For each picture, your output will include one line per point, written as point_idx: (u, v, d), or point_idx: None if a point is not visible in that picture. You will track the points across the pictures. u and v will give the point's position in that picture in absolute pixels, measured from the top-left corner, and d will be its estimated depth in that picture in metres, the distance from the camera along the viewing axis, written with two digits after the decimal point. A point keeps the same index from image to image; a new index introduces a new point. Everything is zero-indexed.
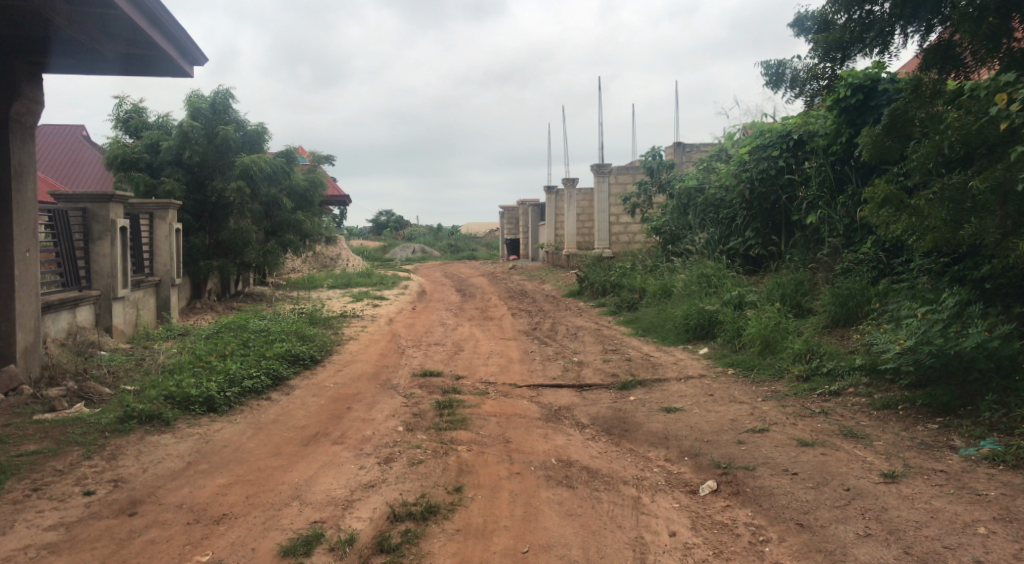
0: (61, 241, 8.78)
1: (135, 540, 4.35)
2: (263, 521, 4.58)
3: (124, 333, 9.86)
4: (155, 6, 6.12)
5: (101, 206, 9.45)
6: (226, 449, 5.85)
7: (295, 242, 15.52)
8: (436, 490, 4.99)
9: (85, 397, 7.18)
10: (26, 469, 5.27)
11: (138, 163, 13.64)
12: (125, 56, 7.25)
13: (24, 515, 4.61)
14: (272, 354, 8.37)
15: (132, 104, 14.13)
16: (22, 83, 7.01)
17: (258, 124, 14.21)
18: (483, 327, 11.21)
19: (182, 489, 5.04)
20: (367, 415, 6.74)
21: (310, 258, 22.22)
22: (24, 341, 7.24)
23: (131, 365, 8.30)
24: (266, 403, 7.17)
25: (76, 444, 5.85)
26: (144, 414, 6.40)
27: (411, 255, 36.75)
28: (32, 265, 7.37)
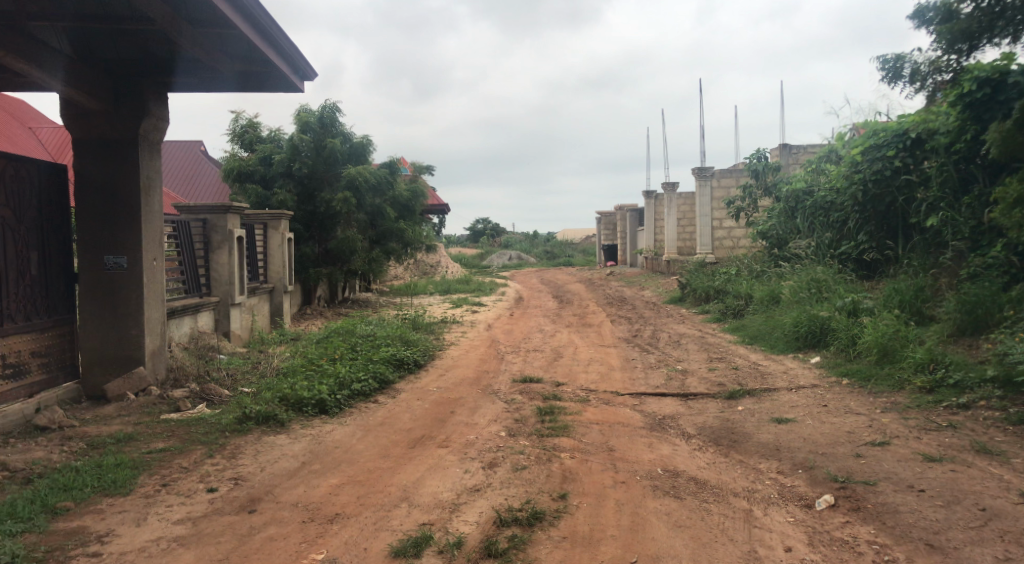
0: (183, 250, 9.31)
1: (255, 536, 4.52)
2: (374, 522, 4.69)
3: (241, 338, 10.38)
4: (272, 27, 6.43)
5: (219, 217, 9.98)
6: (337, 450, 6.05)
7: (398, 249, 15.91)
8: (541, 497, 4.99)
9: (206, 398, 7.58)
10: (156, 466, 5.60)
11: (253, 175, 14.40)
12: (242, 73, 7.62)
13: (155, 508, 4.87)
14: (379, 358, 8.62)
15: (248, 118, 14.88)
16: (150, 102, 7.48)
17: (364, 137, 14.63)
18: (582, 334, 11.17)
19: (298, 488, 5.23)
20: (470, 420, 6.81)
21: (411, 266, 22.80)
22: (152, 344, 7.72)
23: (247, 368, 8.71)
24: (373, 406, 7.39)
25: (200, 442, 6.17)
26: (260, 415, 6.70)
27: (509, 262, 37.10)
28: (159, 274, 7.82)
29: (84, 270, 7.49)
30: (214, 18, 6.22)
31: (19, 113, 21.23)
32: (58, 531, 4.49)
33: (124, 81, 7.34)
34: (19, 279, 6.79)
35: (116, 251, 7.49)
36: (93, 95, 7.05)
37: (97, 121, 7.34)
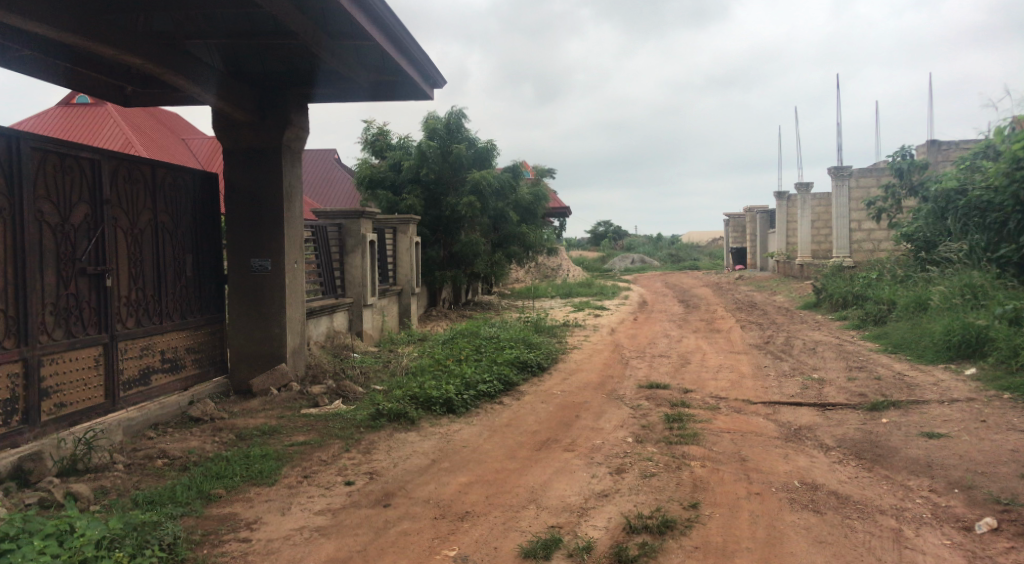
0: (321, 253, 9.78)
1: (390, 530, 4.62)
2: (504, 522, 4.72)
3: (372, 337, 10.79)
4: (406, 37, 6.63)
5: (353, 221, 10.43)
6: (465, 449, 6.15)
7: (520, 253, 16.05)
8: (672, 505, 4.88)
9: (342, 394, 7.92)
10: (298, 458, 5.90)
11: (383, 182, 15.08)
12: (376, 82, 7.90)
13: (298, 498, 5.11)
14: (504, 359, 8.73)
15: (379, 126, 15.50)
16: (292, 113, 7.90)
17: (489, 142, 14.85)
18: (710, 340, 10.87)
19: (430, 485, 5.36)
20: (595, 424, 6.76)
21: (533, 269, 22.98)
22: (293, 343, 8.14)
23: (379, 367, 9.04)
24: (499, 407, 7.47)
25: (337, 437, 6.45)
26: (392, 412, 6.93)
27: (631, 265, 36.70)
28: (299, 276, 8.25)
29: (232, 272, 7.98)
30: (353, 29, 6.47)
31: (174, 125, 22.98)
32: (212, 516, 4.75)
33: (269, 94, 7.79)
34: (177, 279, 7.32)
35: (262, 254, 7.96)
36: (242, 108, 7.49)
37: (245, 131, 7.82)
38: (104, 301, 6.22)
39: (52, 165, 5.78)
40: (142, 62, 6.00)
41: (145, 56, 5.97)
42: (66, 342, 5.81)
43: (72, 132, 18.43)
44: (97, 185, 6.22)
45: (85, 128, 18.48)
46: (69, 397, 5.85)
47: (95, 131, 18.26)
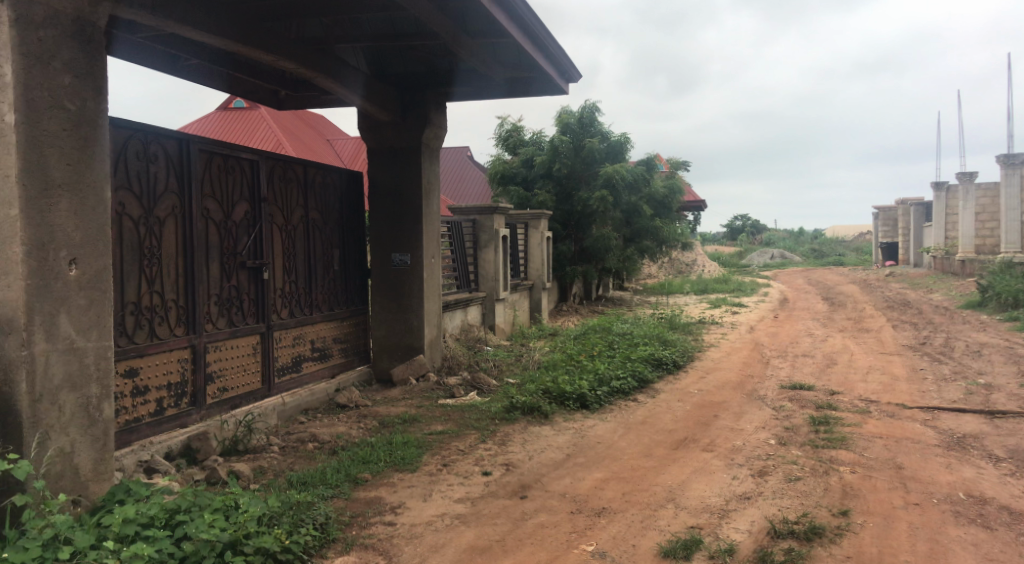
0: (456, 248, 10.02)
1: (528, 521, 4.65)
2: (642, 520, 4.65)
3: (504, 331, 10.95)
4: (543, 33, 6.66)
5: (487, 217, 10.62)
6: (601, 445, 6.11)
7: (653, 248, 15.77)
8: (821, 512, 4.64)
9: (477, 386, 8.07)
10: (437, 446, 6.07)
11: (516, 177, 15.38)
12: (512, 79, 7.99)
13: (438, 486, 5.25)
14: (638, 356, 8.61)
15: (512, 123, 15.72)
16: (431, 112, 8.13)
17: (622, 134, 14.61)
18: (859, 340, 10.27)
19: (566, 479, 5.36)
20: (735, 425, 6.55)
21: (666, 265, 22.59)
22: (430, 335, 8.39)
23: (512, 360, 9.16)
24: (634, 404, 7.38)
25: (473, 428, 6.59)
26: (526, 405, 7.00)
27: (770, 260, 35.31)
28: (436, 270, 8.49)
29: (375, 266, 8.32)
30: (491, 27, 6.56)
31: (319, 127, 24.23)
32: (360, 499, 4.96)
33: (410, 94, 8.05)
34: (325, 273, 7.72)
35: (402, 250, 8.24)
36: (385, 108, 7.78)
37: (388, 131, 8.12)
38: (261, 293, 6.65)
39: (217, 166, 6.21)
40: (295, 67, 6.33)
41: (296, 60, 6.29)
42: (228, 330, 6.23)
43: (230, 134, 19.83)
44: (255, 184, 6.64)
45: (241, 130, 19.86)
46: (231, 382, 6.28)
47: (250, 134, 19.56)
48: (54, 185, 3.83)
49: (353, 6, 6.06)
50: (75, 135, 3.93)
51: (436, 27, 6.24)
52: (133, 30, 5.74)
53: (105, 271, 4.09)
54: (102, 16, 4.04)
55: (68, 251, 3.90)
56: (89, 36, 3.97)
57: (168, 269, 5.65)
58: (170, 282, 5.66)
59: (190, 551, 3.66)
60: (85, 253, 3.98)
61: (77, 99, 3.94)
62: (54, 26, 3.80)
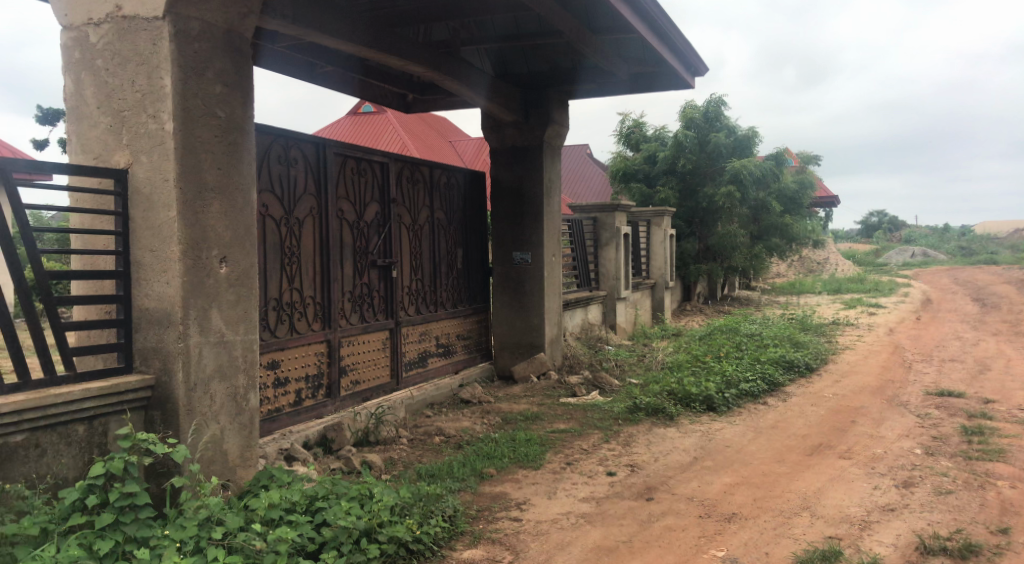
0: (577, 247, 10.01)
1: (655, 523, 4.56)
2: (775, 527, 4.46)
3: (626, 330, 10.84)
4: (669, 28, 6.53)
5: (608, 215, 10.55)
6: (729, 449, 5.92)
7: (782, 246, 15.18)
8: (975, 528, 4.30)
9: (599, 386, 8.01)
10: (560, 445, 6.07)
11: (638, 174, 15.28)
12: (635, 75, 7.89)
13: (563, 484, 5.24)
14: (767, 358, 8.29)
15: (634, 120, 15.57)
16: (553, 110, 8.15)
17: (750, 129, 14.20)
18: (1016, 344, 9.47)
19: (693, 482, 5.23)
20: (875, 432, 6.18)
21: (796, 263, 21.71)
22: (551, 333, 8.42)
23: (634, 360, 9.04)
24: (764, 407, 7.10)
25: (596, 427, 6.54)
26: (650, 407, 6.90)
27: (911, 259, 33.18)
28: (557, 268, 8.51)
29: (497, 264, 8.43)
30: (618, 24, 6.50)
31: (442, 129, 24.81)
32: (486, 493, 5.03)
33: (533, 93, 8.10)
34: (449, 271, 7.89)
35: (523, 248, 8.30)
36: (508, 108, 7.85)
37: (510, 131, 8.20)
38: (390, 290, 6.88)
39: (350, 169, 6.46)
40: (422, 70, 6.48)
41: (424, 63, 6.43)
42: (360, 325, 6.48)
43: (359, 139, 20.65)
44: (384, 185, 6.87)
45: (368, 133, 20.66)
46: (363, 375, 6.53)
47: (378, 138, 20.28)
48: (208, 188, 4.09)
49: (480, 9, 6.15)
50: (224, 141, 4.18)
51: (562, 26, 6.25)
52: (274, 40, 6.04)
53: (250, 270, 4.35)
54: (248, 28, 4.28)
55: (219, 250, 4.16)
56: (237, 47, 4.23)
57: (306, 267, 5.93)
58: (308, 279, 5.94)
59: (329, 537, 3.82)
60: (233, 252, 4.23)
61: (226, 107, 4.19)
62: (207, 39, 4.06)
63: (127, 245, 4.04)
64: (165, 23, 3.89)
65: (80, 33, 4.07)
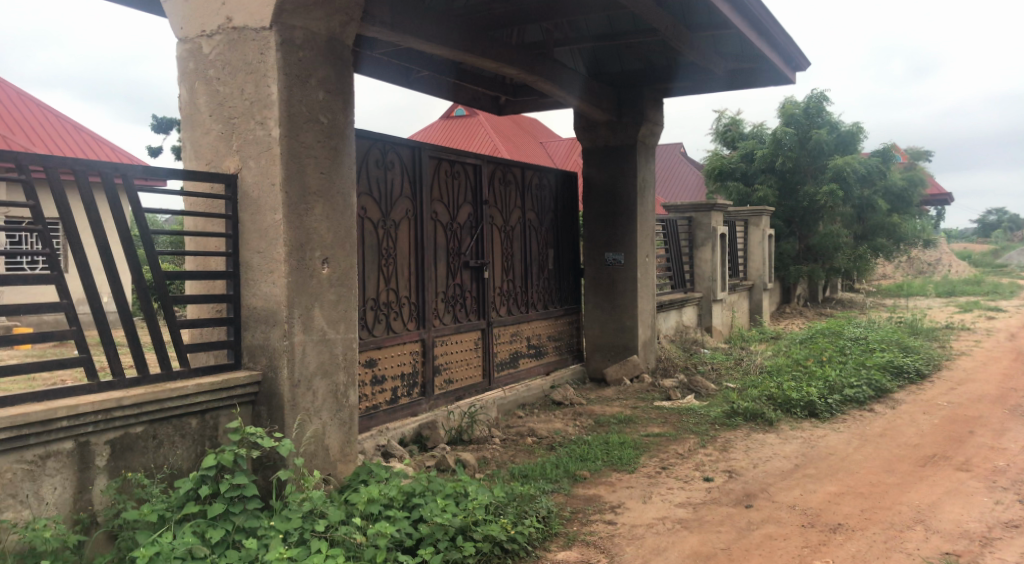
0: (671, 247, 9.84)
1: (755, 531, 4.42)
2: (885, 540, 4.25)
3: (722, 333, 10.58)
4: (770, 23, 6.34)
5: (703, 214, 10.34)
6: (833, 456, 5.68)
7: (889, 246, 14.48)
8: None
9: (694, 389, 7.84)
10: (655, 449, 5.97)
11: (734, 172, 14.95)
12: (733, 71, 7.70)
13: (658, 489, 5.15)
14: (874, 363, 7.92)
15: (730, 117, 15.27)
16: (647, 109, 8.04)
17: (854, 124, 13.65)
18: None
19: (795, 490, 5.04)
20: (996, 443, 5.80)
21: (904, 264, 20.69)
22: (644, 335, 8.31)
23: (731, 364, 8.80)
24: (871, 414, 6.78)
25: (692, 432, 6.40)
26: (748, 412, 6.70)
27: None
28: (650, 270, 8.39)
29: (589, 265, 8.38)
30: (716, 19, 6.35)
31: (533, 130, 24.90)
32: (579, 495, 5.00)
33: (627, 92, 8.02)
34: (541, 272, 7.89)
35: (616, 249, 8.22)
36: (602, 108, 7.79)
37: (604, 131, 8.14)
38: (482, 291, 6.94)
39: (444, 171, 6.56)
40: (516, 72, 6.52)
41: (519, 65, 6.46)
42: (453, 326, 6.56)
43: (452, 141, 20.97)
44: (477, 187, 6.94)
45: (460, 136, 20.95)
46: (455, 374, 6.61)
47: (470, 140, 20.53)
48: (311, 192, 4.23)
49: (573, 9, 6.13)
50: (327, 146, 4.32)
51: (658, 24, 6.16)
52: (373, 46, 6.20)
53: (350, 271, 4.47)
54: (349, 36, 4.42)
55: (321, 251, 4.29)
56: (338, 55, 4.37)
57: (402, 269, 6.05)
58: (403, 280, 6.06)
59: (426, 533, 3.88)
60: (334, 253, 4.36)
61: (328, 113, 4.33)
62: (311, 48, 4.21)
63: (237, 246, 4.22)
64: (272, 33, 4.04)
65: (194, 45, 4.28)
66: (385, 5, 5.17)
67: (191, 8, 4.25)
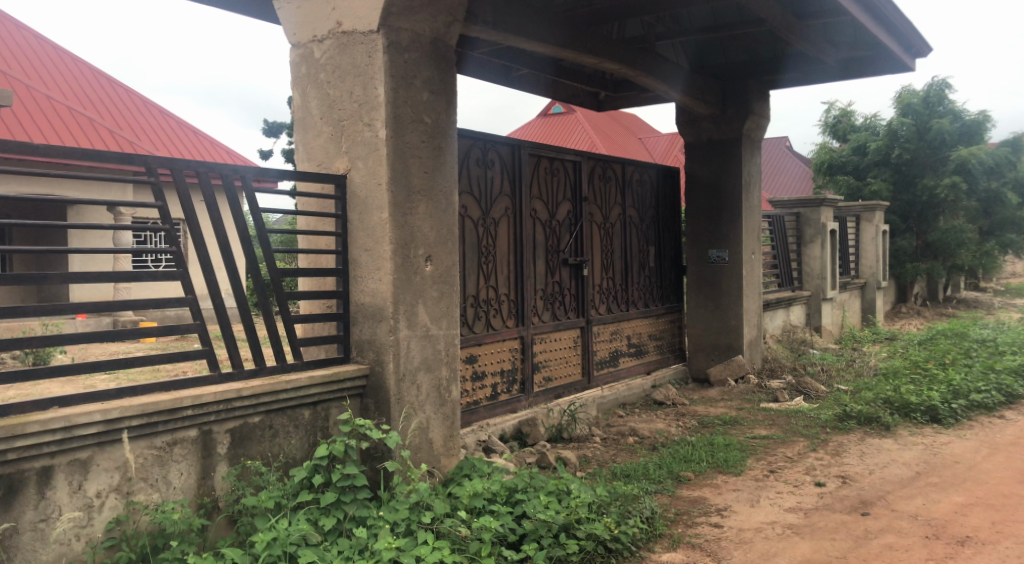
0: (778, 244, 9.52)
1: (873, 541, 4.21)
2: (1020, 556, 3.96)
3: (832, 333, 10.16)
4: (889, 8, 6.02)
5: (812, 210, 9.95)
6: (958, 465, 5.35)
7: (1019, 242, 13.56)
8: None
9: (803, 391, 7.55)
10: (763, 451, 5.79)
11: (846, 166, 14.38)
12: (846, 60, 7.37)
13: (767, 493, 4.98)
14: (1003, 367, 7.40)
15: (841, 108, 14.73)
16: (753, 101, 7.80)
17: (981, 112, 12.88)
18: None
19: (916, 499, 4.77)
20: None
21: None
22: (749, 335, 8.07)
23: (843, 365, 8.43)
24: (1000, 421, 6.34)
25: (801, 435, 6.17)
26: (862, 415, 6.39)
27: None
28: (756, 267, 8.13)
29: (691, 263, 8.20)
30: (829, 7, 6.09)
31: (631, 127, 24.59)
32: (684, 497, 4.90)
33: (731, 85, 7.80)
34: (641, 270, 7.78)
35: (719, 246, 8.01)
36: (705, 102, 7.61)
37: (707, 125, 7.96)
38: (582, 289, 6.91)
39: (544, 168, 6.56)
40: (618, 67, 6.45)
41: (620, 60, 6.40)
42: (552, 323, 6.56)
43: (549, 139, 20.98)
44: (577, 184, 6.91)
45: (557, 134, 20.94)
46: (555, 372, 6.60)
47: (567, 138, 20.47)
48: (415, 191, 4.31)
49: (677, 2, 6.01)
50: (431, 145, 4.39)
51: (766, 14, 5.96)
52: (474, 46, 6.27)
53: (452, 267, 4.54)
54: (452, 36, 4.48)
55: (425, 249, 4.37)
56: (442, 55, 4.43)
57: (502, 266, 6.09)
58: (503, 277, 6.10)
59: (530, 529, 3.89)
60: (437, 251, 4.43)
61: (432, 113, 4.40)
62: (416, 49, 4.29)
63: (345, 245, 4.35)
64: (380, 36, 4.14)
65: (306, 50, 4.44)
66: (487, 5, 5.21)
67: (304, 14, 4.41)
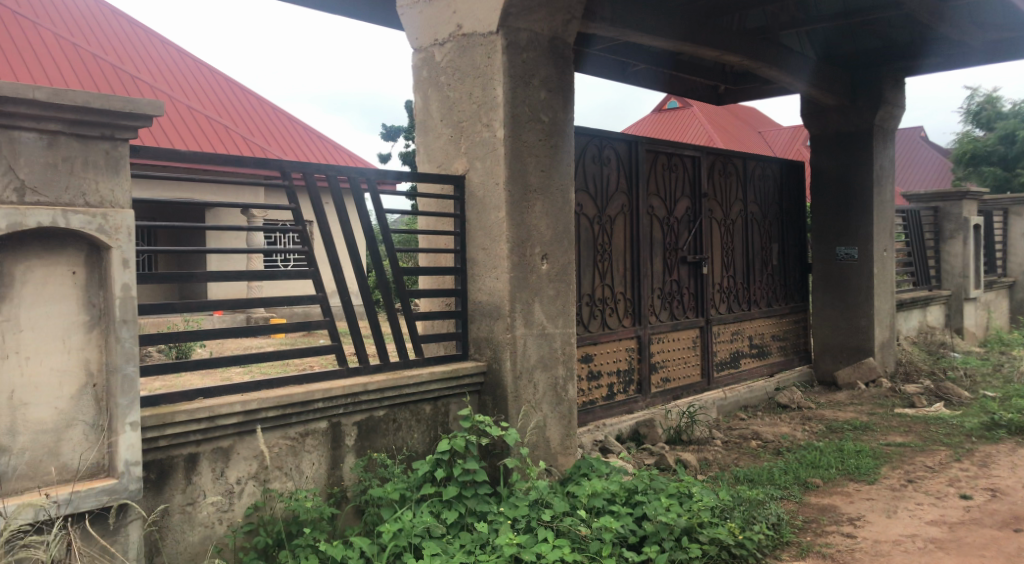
0: (914, 241, 8.97)
1: None
2: None
3: (976, 335, 9.47)
4: None
5: (953, 204, 9.30)
6: None
7: None
8: None
9: (943, 397, 7.05)
10: (900, 459, 5.45)
11: (990, 156, 14.00)
12: (993, 44, 6.83)
13: (905, 503, 4.68)
14: None
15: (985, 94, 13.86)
16: (886, 90, 7.37)
17: None
18: None
19: None
20: None
21: None
22: (881, 336, 7.63)
23: (989, 370, 7.84)
24: None
25: (943, 443, 5.78)
26: (1013, 424, 5.91)
27: None
28: (889, 265, 7.68)
29: (817, 260, 7.83)
30: None
31: (751, 120, 23.80)
32: (813, 504, 4.68)
33: (863, 74, 7.41)
34: (764, 268, 7.51)
35: (848, 242, 7.61)
36: (833, 92, 7.26)
37: (834, 116, 7.59)
38: (701, 287, 6.74)
39: (662, 165, 6.45)
40: (739, 59, 6.24)
41: (742, 52, 6.19)
42: (670, 323, 6.43)
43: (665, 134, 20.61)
44: (696, 180, 6.74)
45: (673, 129, 20.55)
46: (673, 373, 6.47)
47: (683, 132, 20.06)
48: (532, 190, 4.33)
49: None
50: (548, 144, 4.40)
51: None
52: (592, 43, 6.24)
53: (568, 267, 4.53)
54: (570, 34, 4.48)
55: (542, 248, 4.38)
56: (559, 54, 4.43)
57: (618, 264, 6.03)
58: (619, 275, 6.03)
59: (651, 531, 3.81)
60: (554, 250, 4.43)
61: (550, 112, 4.41)
62: (534, 48, 4.31)
63: (464, 244, 4.42)
64: (499, 37, 4.18)
65: (427, 53, 4.54)
66: (606, 2, 5.17)
67: (425, 19, 4.51)
